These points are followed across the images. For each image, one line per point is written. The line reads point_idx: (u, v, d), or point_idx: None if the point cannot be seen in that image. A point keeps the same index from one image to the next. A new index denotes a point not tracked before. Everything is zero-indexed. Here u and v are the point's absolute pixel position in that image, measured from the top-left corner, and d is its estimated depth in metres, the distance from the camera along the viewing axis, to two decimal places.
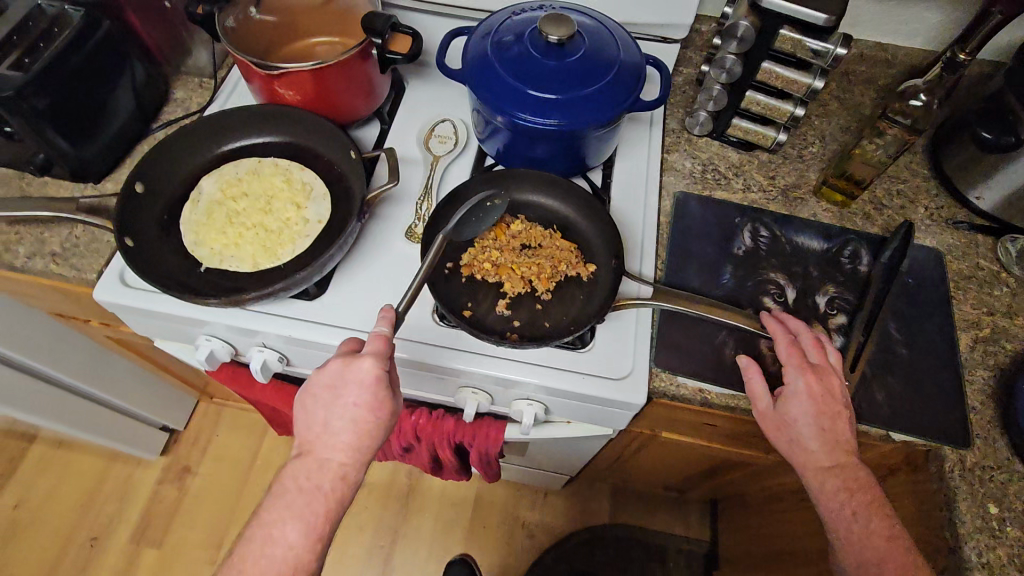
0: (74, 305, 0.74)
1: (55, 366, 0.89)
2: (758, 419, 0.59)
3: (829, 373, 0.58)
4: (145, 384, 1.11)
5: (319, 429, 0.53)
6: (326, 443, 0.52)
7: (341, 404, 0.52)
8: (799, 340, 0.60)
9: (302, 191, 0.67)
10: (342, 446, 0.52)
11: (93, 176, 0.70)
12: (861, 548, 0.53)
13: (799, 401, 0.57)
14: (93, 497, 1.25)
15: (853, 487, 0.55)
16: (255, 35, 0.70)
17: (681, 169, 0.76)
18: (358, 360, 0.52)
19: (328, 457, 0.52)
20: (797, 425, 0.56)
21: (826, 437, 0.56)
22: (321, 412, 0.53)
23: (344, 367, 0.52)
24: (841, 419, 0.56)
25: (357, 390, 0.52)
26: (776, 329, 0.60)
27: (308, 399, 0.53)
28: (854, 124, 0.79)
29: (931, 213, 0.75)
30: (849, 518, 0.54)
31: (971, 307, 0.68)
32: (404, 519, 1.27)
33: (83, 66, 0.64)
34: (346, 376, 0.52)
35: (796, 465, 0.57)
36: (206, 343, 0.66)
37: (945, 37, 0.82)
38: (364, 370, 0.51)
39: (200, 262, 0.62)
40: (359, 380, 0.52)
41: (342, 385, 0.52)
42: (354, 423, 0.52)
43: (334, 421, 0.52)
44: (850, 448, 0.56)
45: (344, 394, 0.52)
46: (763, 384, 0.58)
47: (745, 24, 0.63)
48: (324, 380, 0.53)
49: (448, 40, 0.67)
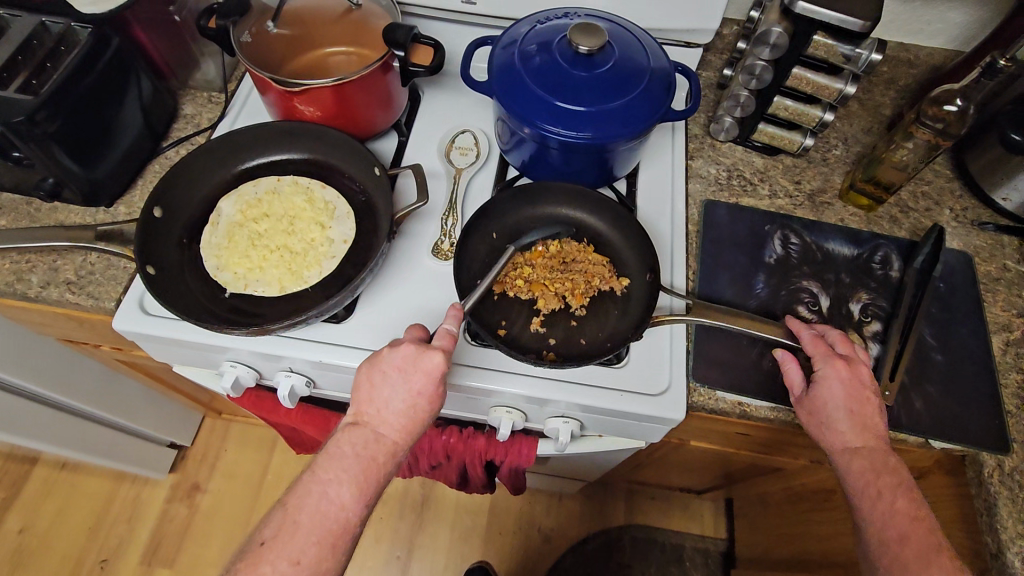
0: (88, 333, 0.72)
1: (65, 391, 0.87)
2: (796, 407, 0.59)
3: (858, 361, 0.58)
4: (154, 402, 1.08)
5: (380, 405, 0.52)
6: (383, 420, 0.52)
7: (408, 387, 0.52)
8: (826, 334, 0.60)
9: (325, 210, 0.65)
10: (398, 425, 0.52)
11: (105, 200, 0.67)
12: (884, 523, 0.54)
13: (830, 384, 0.57)
14: (101, 517, 1.23)
15: (879, 468, 0.55)
16: (270, 48, 0.68)
17: (706, 175, 0.76)
18: (432, 350, 0.52)
19: (382, 432, 0.52)
20: (827, 408, 0.57)
21: (855, 420, 0.56)
22: (385, 388, 0.52)
23: (418, 353, 0.53)
24: (869, 405, 0.57)
25: (422, 380, 0.52)
26: (804, 328, 0.61)
27: (375, 373, 0.53)
28: (877, 126, 0.79)
29: (957, 214, 0.74)
30: (874, 495, 0.54)
31: (1001, 309, 0.68)
32: (420, 528, 1.26)
33: (93, 86, 0.62)
34: (417, 362, 0.52)
35: (824, 444, 0.57)
36: (231, 370, 0.64)
37: (967, 35, 0.81)
38: (437, 362, 0.52)
39: (223, 288, 0.60)
40: (428, 370, 0.52)
41: (413, 368, 0.52)
42: (415, 405, 0.52)
43: (397, 400, 0.52)
44: (878, 433, 0.57)
45: (413, 378, 0.52)
46: (800, 375, 0.59)
47: (778, 31, 0.61)
48: (396, 360, 0.52)
49: (471, 50, 0.66)
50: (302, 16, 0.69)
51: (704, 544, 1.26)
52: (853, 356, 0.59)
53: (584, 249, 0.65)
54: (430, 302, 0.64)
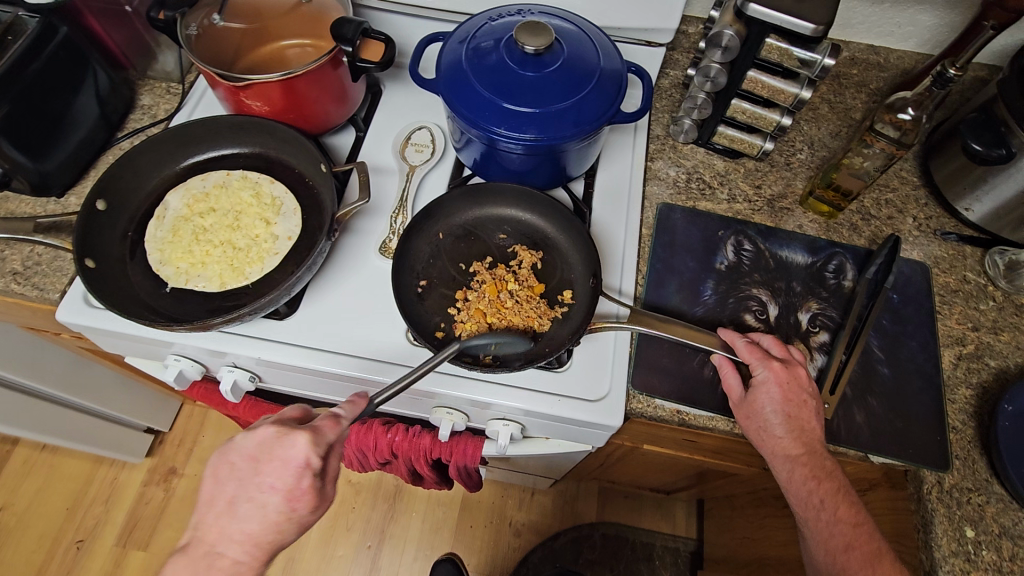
0: (41, 323, 0.72)
1: (34, 377, 0.87)
2: (733, 410, 0.59)
3: (794, 363, 0.58)
4: (126, 389, 1.10)
5: (222, 508, 0.50)
6: (225, 530, 0.49)
7: (259, 483, 0.50)
8: (761, 340, 0.60)
9: (272, 206, 0.66)
10: (242, 537, 0.49)
11: (57, 190, 0.67)
12: (828, 534, 0.54)
13: (767, 389, 0.56)
14: (79, 499, 1.25)
15: (820, 475, 0.55)
16: (221, 41, 0.66)
17: (664, 177, 0.75)
18: (292, 435, 0.50)
19: (221, 548, 0.49)
20: (765, 411, 0.56)
21: (793, 425, 0.56)
22: (232, 485, 0.50)
23: (277, 438, 0.51)
24: (806, 408, 0.57)
25: (279, 470, 0.50)
26: (737, 336, 0.60)
27: (223, 464, 0.51)
28: (844, 130, 0.77)
29: (920, 223, 0.73)
30: (819, 506, 0.54)
31: (956, 322, 0.67)
32: (391, 518, 1.28)
33: (40, 76, 0.61)
34: (274, 450, 0.50)
35: (765, 451, 0.57)
36: (175, 363, 0.64)
37: (939, 39, 0.80)
38: (296, 447, 0.50)
39: (165, 282, 0.61)
40: (286, 457, 0.50)
41: (268, 456, 0.50)
42: (265, 506, 0.50)
43: (242, 500, 0.50)
44: (814, 437, 0.57)
45: (268, 470, 0.50)
46: (736, 378, 0.58)
47: (729, 33, 0.60)
48: (249, 448, 0.51)
49: (421, 47, 0.65)
50: (255, 8, 0.67)
51: (675, 543, 1.27)
52: (790, 359, 0.58)
53: (527, 261, 0.65)
54: (373, 302, 0.64)
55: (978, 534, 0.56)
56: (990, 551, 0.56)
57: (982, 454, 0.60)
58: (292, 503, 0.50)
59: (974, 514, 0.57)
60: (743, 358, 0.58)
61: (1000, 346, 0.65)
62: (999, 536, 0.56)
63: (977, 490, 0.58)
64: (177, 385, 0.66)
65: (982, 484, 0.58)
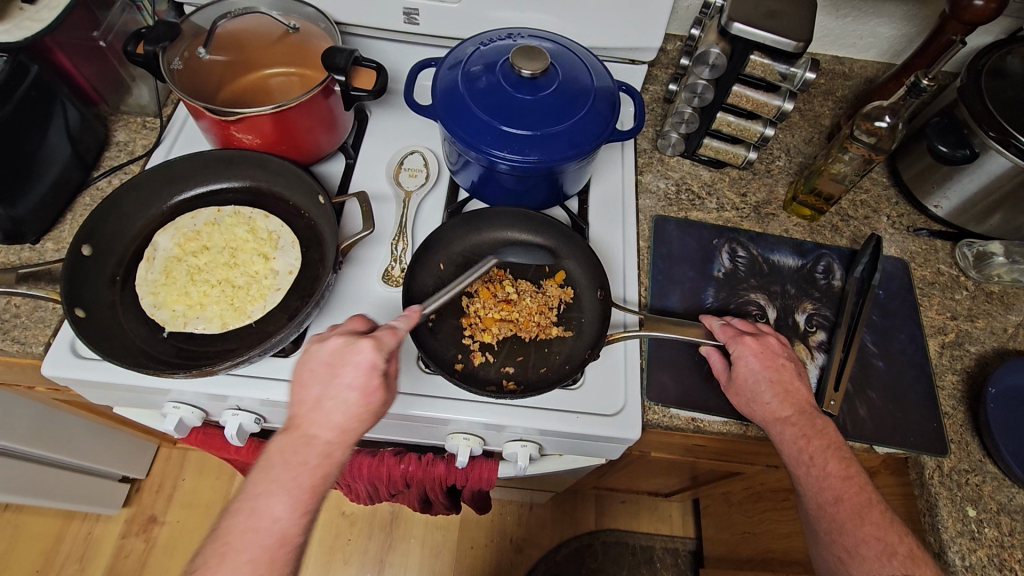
0: (15, 377, 0.68)
1: (4, 435, 0.81)
2: (728, 395, 0.60)
3: (763, 334, 0.60)
4: (101, 437, 1.04)
5: (310, 405, 0.50)
6: (316, 419, 0.50)
7: (337, 383, 0.50)
8: (731, 320, 0.62)
9: (268, 240, 0.64)
10: (333, 424, 0.50)
11: (31, 237, 0.63)
12: (819, 488, 0.53)
13: (747, 362, 0.58)
14: (50, 560, 1.17)
15: (810, 433, 0.55)
16: (206, 73, 0.64)
17: (655, 190, 0.76)
18: (359, 341, 0.51)
19: (316, 433, 0.49)
20: (750, 384, 0.58)
21: (778, 389, 0.57)
22: (316, 388, 0.51)
23: (346, 345, 0.51)
24: (787, 370, 0.58)
25: (354, 371, 0.50)
26: (714, 320, 0.63)
27: (304, 373, 0.52)
28: (817, 135, 0.81)
29: (894, 221, 0.77)
30: (808, 462, 0.54)
31: (937, 313, 0.71)
32: (389, 546, 1.25)
33: (14, 118, 0.58)
34: (346, 356, 0.51)
35: (757, 421, 0.58)
36: (174, 411, 0.61)
37: (896, 49, 0.85)
38: (364, 353, 0.51)
39: (162, 327, 0.59)
40: (357, 361, 0.50)
41: (341, 362, 0.51)
42: (342, 398, 0.50)
43: (328, 397, 0.50)
44: (802, 397, 0.57)
45: (340, 373, 0.50)
46: (724, 363, 0.61)
47: (716, 52, 0.62)
48: (323, 357, 0.51)
49: (415, 73, 0.64)
50: (238, 39, 0.66)
51: (673, 543, 1.29)
52: (759, 332, 0.61)
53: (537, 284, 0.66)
54: None
55: (979, 512, 0.60)
56: (992, 528, 0.59)
57: (974, 436, 0.63)
58: (368, 398, 0.51)
59: (973, 493, 0.61)
60: (720, 340, 0.61)
61: (977, 333, 0.70)
62: (997, 512, 0.60)
63: (973, 471, 0.62)
64: (176, 433, 0.63)
65: (977, 464, 0.62)
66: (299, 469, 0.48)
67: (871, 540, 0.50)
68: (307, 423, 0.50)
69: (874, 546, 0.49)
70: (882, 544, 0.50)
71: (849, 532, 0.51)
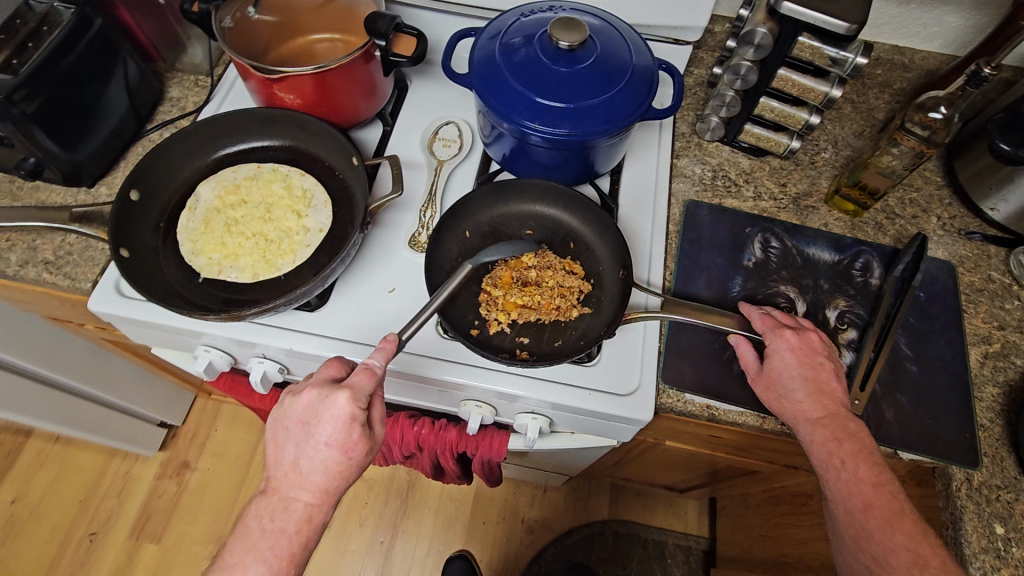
0: (66, 312, 0.72)
1: (56, 367, 0.87)
2: (752, 387, 0.59)
3: (805, 330, 0.59)
4: (144, 381, 1.10)
5: (289, 465, 0.52)
6: (294, 481, 0.51)
7: (312, 442, 0.51)
8: (771, 312, 0.61)
9: (302, 198, 0.66)
10: (311, 486, 0.51)
11: (87, 181, 0.67)
12: (847, 494, 0.51)
13: (782, 356, 0.56)
14: (92, 492, 1.25)
15: (842, 436, 0.53)
16: (254, 34, 0.67)
17: (690, 175, 0.75)
18: (334, 395, 0.50)
19: (295, 496, 0.51)
20: (782, 380, 0.56)
21: (811, 387, 0.55)
22: (292, 446, 0.51)
23: (320, 400, 0.51)
24: (824, 369, 0.56)
25: (330, 427, 0.50)
26: (753, 309, 0.61)
27: (280, 429, 0.52)
28: (868, 129, 0.78)
29: (944, 222, 0.73)
30: (838, 466, 0.52)
31: (982, 321, 0.67)
32: (403, 513, 1.28)
33: (76, 67, 0.62)
34: (320, 412, 0.50)
35: (786, 417, 0.56)
36: (204, 354, 0.64)
37: (963, 40, 0.81)
38: (339, 407, 0.50)
39: (198, 273, 0.62)
40: (332, 417, 0.50)
41: (315, 418, 0.50)
42: (323, 461, 0.51)
43: (304, 457, 0.51)
44: (837, 398, 0.55)
45: (314, 430, 0.50)
46: (753, 354, 0.59)
47: (762, 32, 0.60)
48: (297, 414, 0.51)
49: (454, 41, 0.65)
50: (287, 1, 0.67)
51: (686, 541, 1.27)
52: (800, 327, 0.59)
53: (562, 266, 0.65)
54: (403, 294, 0.64)
55: (1008, 531, 0.56)
56: (1021, 548, 0.55)
57: (1010, 452, 0.60)
58: (347, 453, 0.51)
59: (1003, 511, 0.57)
60: (757, 331, 0.59)
61: None
62: None
63: (1006, 488, 0.58)
64: (205, 375, 0.66)
65: (1012, 482, 0.58)
66: (278, 536, 0.50)
67: (901, 552, 0.49)
68: (287, 487, 0.51)
69: (905, 557, 0.48)
70: (913, 555, 0.48)
71: (877, 541, 0.49)
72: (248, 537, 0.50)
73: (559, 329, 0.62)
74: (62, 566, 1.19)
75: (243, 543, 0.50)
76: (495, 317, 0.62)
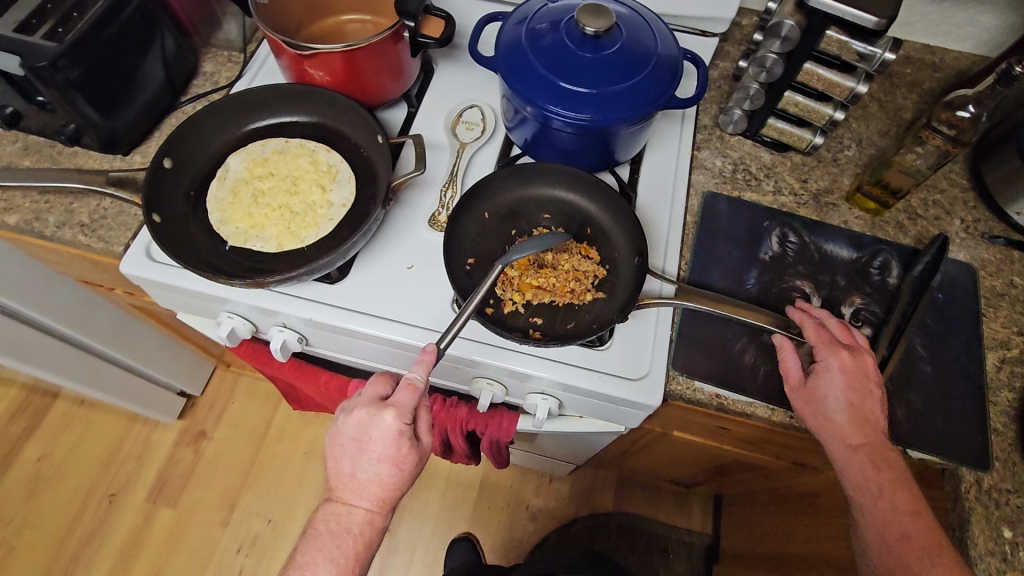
0: (97, 275, 0.75)
1: (85, 329, 0.91)
2: (789, 394, 0.58)
3: (861, 351, 0.57)
4: (166, 350, 1.13)
5: (348, 478, 0.56)
6: (353, 491, 0.56)
7: (366, 457, 0.55)
8: (829, 323, 0.59)
9: (327, 173, 0.68)
10: (370, 492, 0.56)
11: (122, 149, 0.70)
12: (886, 524, 0.52)
13: (831, 376, 0.56)
14: (113, 455, 1.30)
15: (880, 465, 0.54)
16: (285, 11, 0.68)
17: (711, 167, 0.75)
18: (382, 412, 0.54)
19: (356, 503, 0.56)
20: (825, 398, 0.55)
21: (855, 413, 0.55)
22: (348, 462, 0.56)
23: (369, 418, 0.55)
24: (871, 398, 0.55)
25: (381, 443, 0.54)
26: (806, 317, 0.60)
27: (336, 446, 0.57)
28: (894, 128, 0.77)
29: (968, 225, 0.72)
30: (876, 495, 0.53)
31: (1001, 326, 0.66)
32: (410, 493, 1.30)
33: (118, 38, 0.64)
34: (370, 430, 0.55)
35: (822, 436, 0.56)
36: (228, 320, 0.67)
37: (996, 41, 0.79)
38: (388, 423, 0.54)
39: (224, 241, 0.64)
40: (382, 434, 0.54)
41: (367, 435, 0.55)
42: (378, 471, 0.55)
43: (361, 471, 0.56)
44: (877, 427, 0.55)
45: (366, 446, 0.55)
46: (797, 363, 0.58)
47: (790, 24, 0.61)
48: (350, 432, 0.55)
49: (482, 24, 0.66)
50: None
51: (689, 537, 1.27)
52: (857, 347, 0.58)
53: (578, 250, 0.66)
54: (421, 271, 0.65)
55: (1016, 535, 0.56)
56: None
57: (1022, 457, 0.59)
58: (399, 465, 0.56)
59: (1012, 515, 0.57)
60: (810, 341, 0.58)
61: None
62: None
63: (1017, 493, 0.58)
64: (227, 341, 0.68)
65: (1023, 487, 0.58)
66: (345, 536, 0.55)
67: None
68: (348, 495, 0.56)
69: None
70: None
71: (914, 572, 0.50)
72: (318, 540, 0.55)
73: (573, 312, 0.63)
74: (82, 524, 1.23)
75: (313, 545, 0.55)
76: (511, 299, 0.63)
